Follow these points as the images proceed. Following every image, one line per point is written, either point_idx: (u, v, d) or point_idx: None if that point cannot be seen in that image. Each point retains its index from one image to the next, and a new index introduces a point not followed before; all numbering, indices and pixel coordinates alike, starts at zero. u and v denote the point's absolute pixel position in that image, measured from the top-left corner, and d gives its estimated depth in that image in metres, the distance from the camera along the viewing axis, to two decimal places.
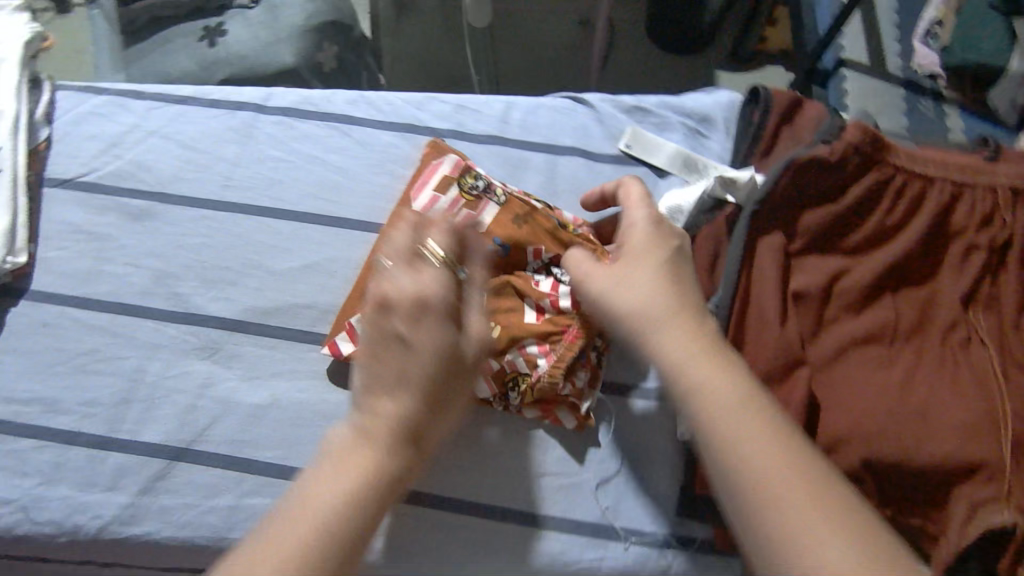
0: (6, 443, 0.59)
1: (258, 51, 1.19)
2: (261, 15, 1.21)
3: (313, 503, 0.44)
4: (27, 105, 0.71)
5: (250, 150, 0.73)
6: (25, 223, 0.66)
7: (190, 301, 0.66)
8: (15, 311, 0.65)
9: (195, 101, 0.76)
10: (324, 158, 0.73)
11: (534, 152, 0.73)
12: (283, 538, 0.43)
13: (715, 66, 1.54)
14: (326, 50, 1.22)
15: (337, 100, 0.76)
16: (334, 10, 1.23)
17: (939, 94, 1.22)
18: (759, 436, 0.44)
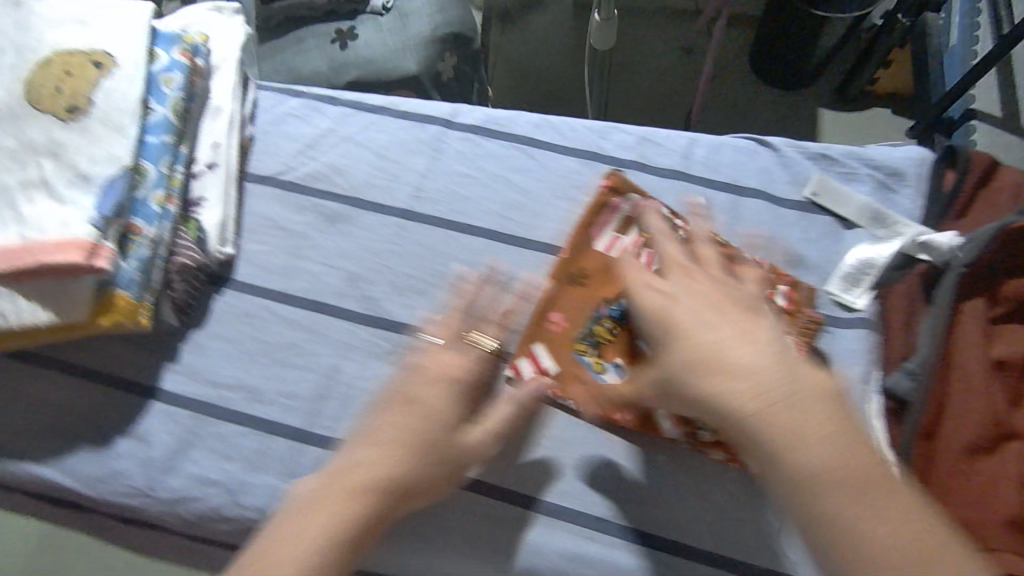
0: (213, 425, 0.63)
1: (382, 55, 1.22)
2: (392, 22, 1.24)
3: (347, 491, 0.52)
4: (240, 104, 0.75)
5: (438, 164, 0.75)
6: (234, 214, 0.71)
7: (380, 306, 0.68)
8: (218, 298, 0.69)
9: (387, 112, 0.78)
10: (508, 178, 0.74)
11: (717, 192, 0.73)
12: (299, 534, 0.49)
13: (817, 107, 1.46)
14: (446, 61, 1.25)
15: (523, 122, 0.77)
16: (457, 22, 1.26)
17: None
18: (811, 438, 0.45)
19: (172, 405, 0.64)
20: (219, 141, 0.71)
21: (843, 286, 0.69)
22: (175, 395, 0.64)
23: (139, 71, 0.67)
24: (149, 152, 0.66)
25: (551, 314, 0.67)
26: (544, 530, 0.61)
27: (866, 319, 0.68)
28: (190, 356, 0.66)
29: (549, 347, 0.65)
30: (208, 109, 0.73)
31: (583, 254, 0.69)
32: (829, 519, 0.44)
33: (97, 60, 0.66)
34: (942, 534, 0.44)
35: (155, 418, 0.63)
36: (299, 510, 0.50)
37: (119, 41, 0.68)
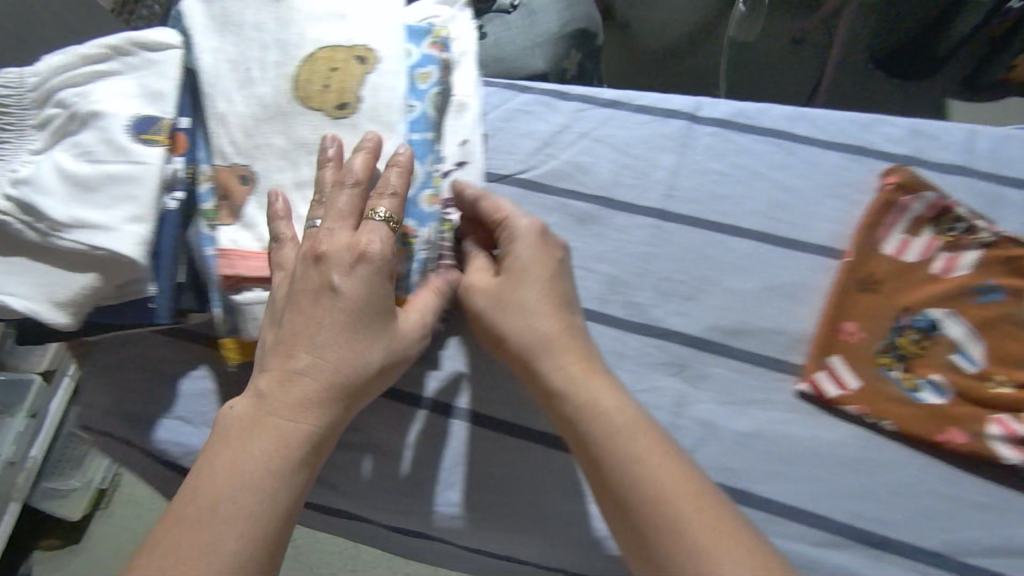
0: (493, 440, 0.64)
1: (514, 54, 1.18)
2: (521, 19, 1.19)
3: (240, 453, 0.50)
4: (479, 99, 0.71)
5: (689, 161, 0.70)
6: None
7: (649, 314, 0.64)
8: None
9: (624, 106, 0.73)
10: (769, 175, 0.68)
11: (1010, 188, 0.66)
12: (220, 502, 0.47)
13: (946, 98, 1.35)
14: (573, 57, 1.21)
15: (775, 114, 0.71)
16: (586, 18, 1.22)
17: None
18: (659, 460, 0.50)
19: (448, 418, 0.64)
20: (468, 139, 0.68)
21: None
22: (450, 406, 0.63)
23: (400, 65, 0.63)
24: (416, 151, 0.62)
25: (845, 325, 0.62)
26: (869, 563, 0.56)
27: None
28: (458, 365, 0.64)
29: (850, 361, 0.61)
30: (453, 105, 0.68)
31: (871, 260, 0.63)
32: (641, 515, 0.49)
33: (359, 55, 0.62)
34: (682, 512, 0.48)
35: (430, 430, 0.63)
36: (620, 486, 0.50)
37: (377, 32, 0.63)
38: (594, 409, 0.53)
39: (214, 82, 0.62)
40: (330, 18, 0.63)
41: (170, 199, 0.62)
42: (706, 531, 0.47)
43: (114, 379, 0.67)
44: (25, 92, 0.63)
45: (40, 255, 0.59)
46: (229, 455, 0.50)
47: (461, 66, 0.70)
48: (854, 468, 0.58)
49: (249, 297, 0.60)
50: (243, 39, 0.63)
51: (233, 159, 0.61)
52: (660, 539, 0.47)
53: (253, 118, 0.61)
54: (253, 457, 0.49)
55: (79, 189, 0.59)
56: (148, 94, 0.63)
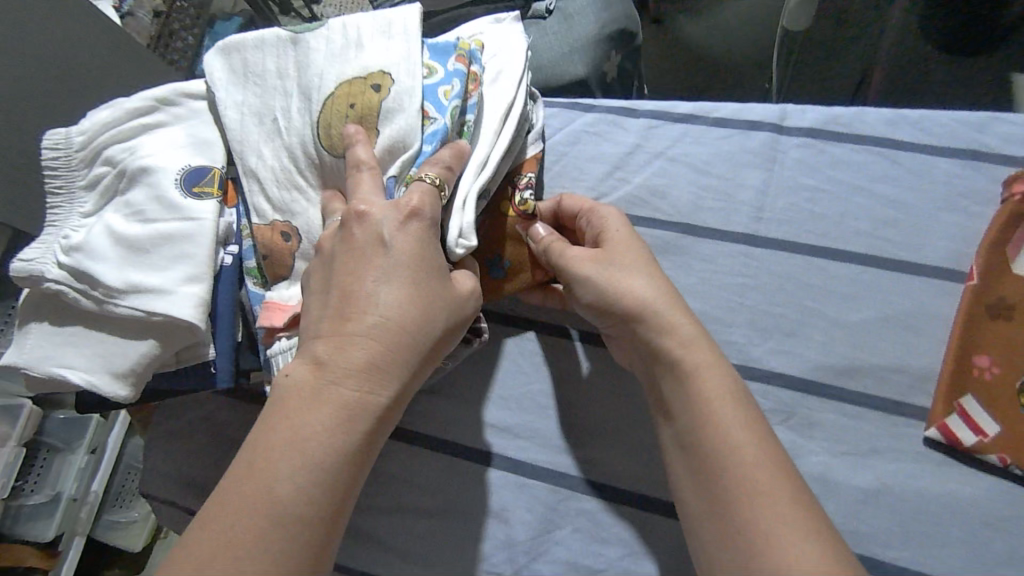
0: (576, 501, 0.57)
1: (552, 63, 1.12)
2: (557, 26, 1.15)
3: (324, 437, 0.43)
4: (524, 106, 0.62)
5: (778, 177, 0.64)
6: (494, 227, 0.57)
7: (747, 352, 0.57)
8: (538, 344, 0.62)
9: (700, 119, 0.67)
10: (871, 189, 0.62)
11: None
12: (276, 463, 0.42)
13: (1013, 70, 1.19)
14: (613, 59, 1.13)
15: (871, 119, 0.64)
16: (624, 18, 1.15)
17: None
18: (768, 475, 0.44)
19: (527, 478, 0.58)
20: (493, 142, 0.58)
21: None
22: (528, 463, 0.58)
23: (416, 82, 0.55)
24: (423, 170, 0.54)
25: (975, 360, 0.54)
26: None
27: None
28: (534, 418, 0.60)
29: (988, 401, 0.53)
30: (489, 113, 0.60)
31: (1002, 282, 0.55)
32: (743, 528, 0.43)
33: (375, 83, 0.56)
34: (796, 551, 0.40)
35: (508, 490, 0.58)
36: (722, 469, 0.45)
37: (394, 54, 0.56)
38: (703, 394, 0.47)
39: (243, 136, 0.58)
40: (349, 50, 0.57)
41: (225, 253, 0.59)
42: (784, 500, 0.42)
43: (177, 444, 0.64)
44: (72, 152, 0.60)
45: (96, 323, 0.56)
46: (268, 432, 0.43)
47: (496, 80, 0.62)
48: (1003, 526, 0.50)
49: (276, 348, 0.56)
50: (267, 89, 0.60)
51: (271, 216, 0.57)
52: (741, 521, 0.43)
53: (286, 170, 0.57)
54: (312, 434, 0.43)
55: (131, 251, 0.56)
56: (198, 145, 0.60)
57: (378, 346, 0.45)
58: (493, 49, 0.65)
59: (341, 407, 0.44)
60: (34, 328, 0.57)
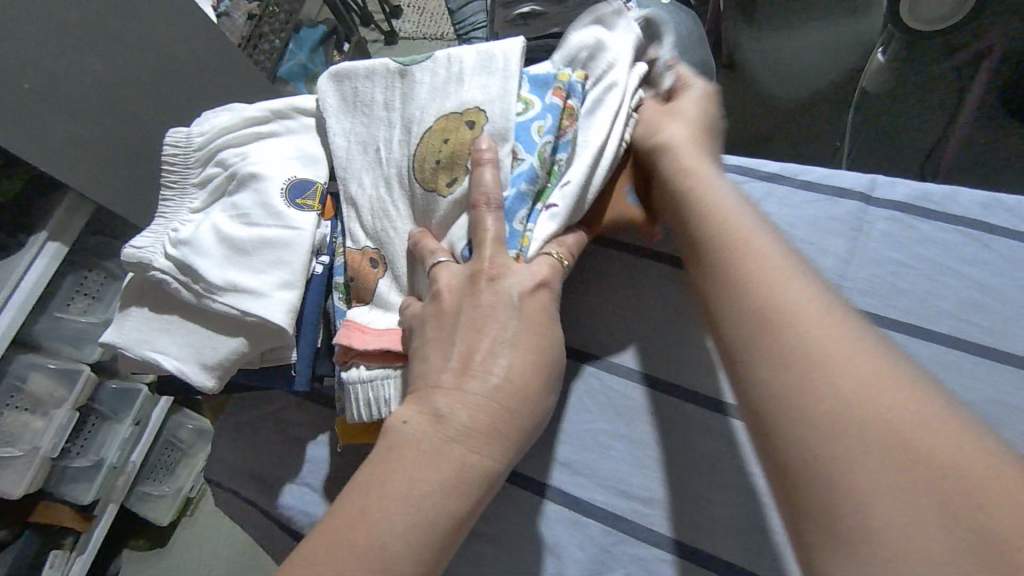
0: (631, 547, 0.57)
1: None
2: None
3: (436, 497, 0.44)
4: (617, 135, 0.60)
5: (864, 248, 0.63)
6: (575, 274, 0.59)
7: None
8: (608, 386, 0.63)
9: (787, 181, 0.68)
10: (960, 270, 0.61)
11: None
12: (387, 515, 0.43)
13: None
14: None
15: (964, 200, 0.64)
16: (703, 63, 1.16)
17: None
18: (845, 348, 0.38)
19: (585, 517, 0.59)
20: (572, 180, 0.57)
21: None
22: (585, 502, 0.59)
23: (508, 123, 0.56)
24: (509, 209, 0.55)
25: None
26: None
27: None
28: (594, 457, 0.60)
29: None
30: (578, 144, 0.59)
31: None
32: (810, 396, 0.37)
33: (470, 120, 0.57)
34: (885, 407, 0.35)
35: (564, 526, 0.59)
36: (807, 357, 0.38)
37: (490, 90, 0.57)
38: (746, 277, 0.44)
39: (347, 163, 0.61)
40: (451, 84, 0.59)
41: (316, 262, 0.62)
42: (855, 363, 0.37)
43: (246, 437, 0.66)
44: (190, 152, 0.65)
45: (192, 315, 0.59)
46: (382, 483, 0.44)
47: (594, 109, 0.60)
48: None
49: (354, 376, 0.56)
50: (373, 119, 0.62)
51: (364, 243, 0.61)
52: (803, 397, 0.37)
53: (381, 201, 0.60)
54: (424, 489, 0.44)
55: (233, 251, 0.59)
56: (304, 157, 0.64)
57: (501, 412, 0.47)
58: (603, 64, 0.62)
59: (455, 470, 0.45)
60: (134, 311, 0.61)
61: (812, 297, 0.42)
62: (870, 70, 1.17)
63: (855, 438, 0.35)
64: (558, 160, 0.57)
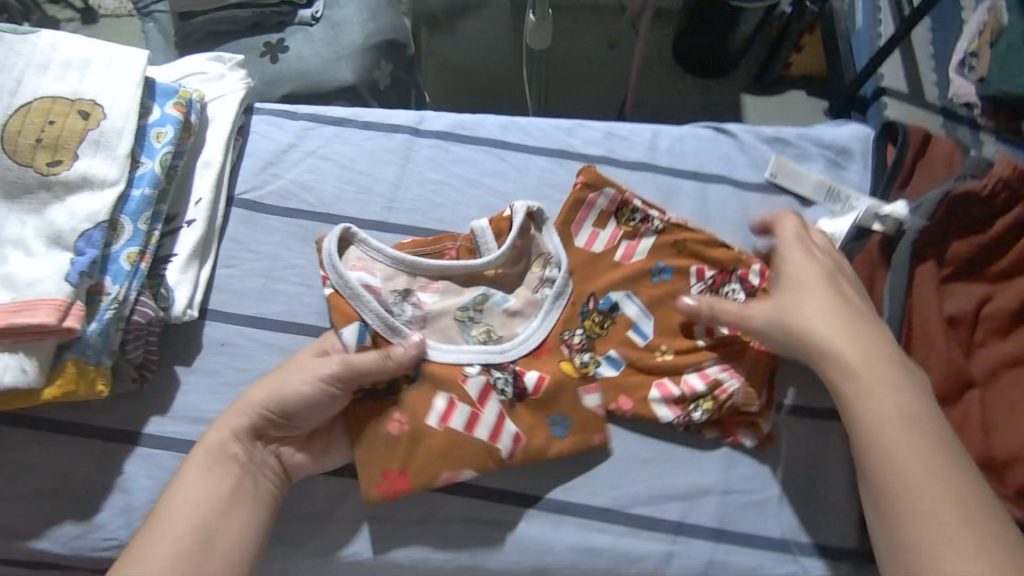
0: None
1: (319, 68, 1.11)
2: (324, 32, 1.13)
3: (187, 531, 0.52)
4: (230, 159, 0.71)
5: (410, 172, 0.74)
6: (206, 276, 0.65)
7: None
8: (192, 328, 0.64)
9: (351, 123, 0.77)
10: (482, 181, 0.74)
11: (685, 180, 0.76)
12: (165, 530, 0.52)
13: (738, 92, 1.50)
14: (383, 68, 1.14)
15: (490, 126, 0.78)
16: (392, 28, 1.14)
17: (975, 122, 1.26)
18: (918, 457, 0.52)
19: (152, 449, 0.59)
20: (202, 198, 0.67)
21: None
22: (158, 437, 0.60)
23: (127, 123, 0.61)
24: (128, 208, 0.60)
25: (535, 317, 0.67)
26: (551, 529, 0.60)
27: None
28: (168, 394, 0.62)
29: (544, 370, 0.64)
30: (197, 164, 0.68)
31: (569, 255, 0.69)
32: (906, 552, 0.51)
33: (83, 110, 0.61)
34: (948, 531, 0.49)
35: (136, 464, 0.59)
36: (927, 536, 0.50)
37: (110, 91, 0.62)
38: (878, 432, 0.54)
39: None
40: (71, 70, 0.62)
41: None
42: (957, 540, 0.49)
43: None
44: None
45: None
46: (151, 533, 0.52)
47: (209, 127, 0.70)
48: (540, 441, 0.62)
49: None
50: None
51: None
52: (914, 525, 0.51)
53: None
54: (189, 508, 0.53)
55: None
56: None
57: (232, 473, 0.55)
58: (212, 96, 0.72)
59: (223, 489, 0.55)
60: None
61: (897, 410, 0.54)
62: (528, 28, 1.31)
63: (911, 491, 0.51)
64: (177, 166, 0.66)
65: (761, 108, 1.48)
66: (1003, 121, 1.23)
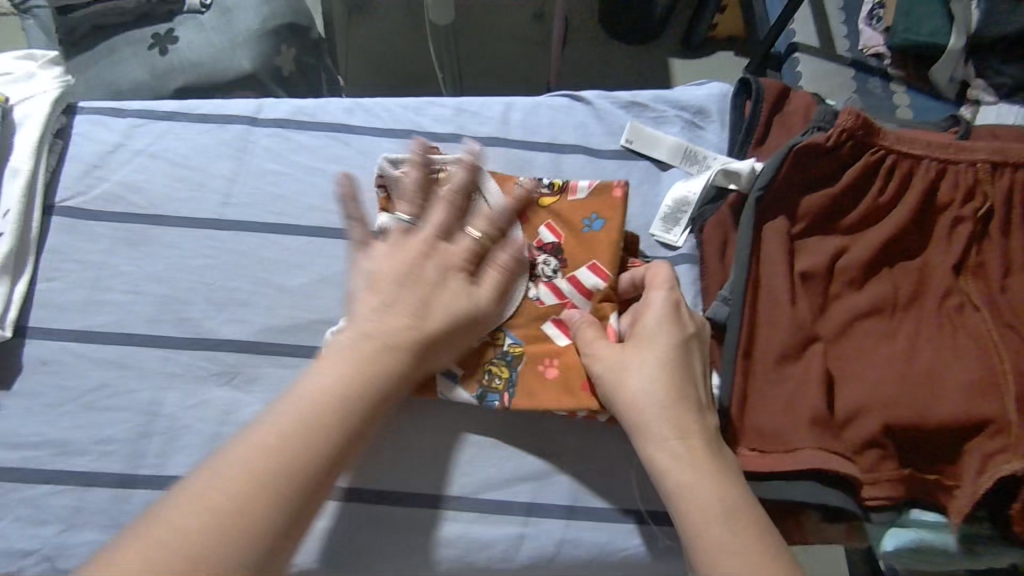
0: (20, 491, 0.56)
1: (213, 57, 1.03)
2: (214, 20, 1.05)
3: (240, 480, 0.44)
4: (46, 165, 0.67)
5: (248, 165, 0.70)
6: (22, 290, 0.62)
7: (200, 326, 0.63)
8: (11, 346, 0.61)
9: (183, 116, 0.72)
10: (326, 169, 0.71)
11: (539, 152, 0.73)
12: (204, 492, 0.43)
13: (668, 56, 1.47)
14: (285, 54, 1.08)
15: (333, 109, 0.74)
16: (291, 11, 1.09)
17: (885, 73, 1.20)
18: (689, 471, 0.49)
19: None
20: (10, 208, 0.63)
21: (664, 226, 0.70)
22: None
23: None
24: None
25: None
26: (398, 523, 0.58)
27: (688, 255, 0.70)
28: None
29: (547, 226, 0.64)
30: (5, 172, 0.64)
31: None
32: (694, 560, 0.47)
33: None
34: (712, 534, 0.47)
35: None
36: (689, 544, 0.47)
37: None
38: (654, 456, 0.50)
39: None
40: None
41: None
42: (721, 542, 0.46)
43: None
44: None
45: None
46: (207, 484, 0.43)
47: (17, 131, 0.66)
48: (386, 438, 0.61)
49: None
50: None
51: None
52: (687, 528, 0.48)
53: None
54: (260, 447, 0.45)
55: None
56: None
57: (294, 421, 0.47)
58: (20, 97, 0.68)
59: (285, 441, 0.46)
60: None
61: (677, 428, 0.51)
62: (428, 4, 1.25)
63: (690, 516, 0.48)
64: None
65: (690, 70, 1.45)
66: (913, 72, 1.19)
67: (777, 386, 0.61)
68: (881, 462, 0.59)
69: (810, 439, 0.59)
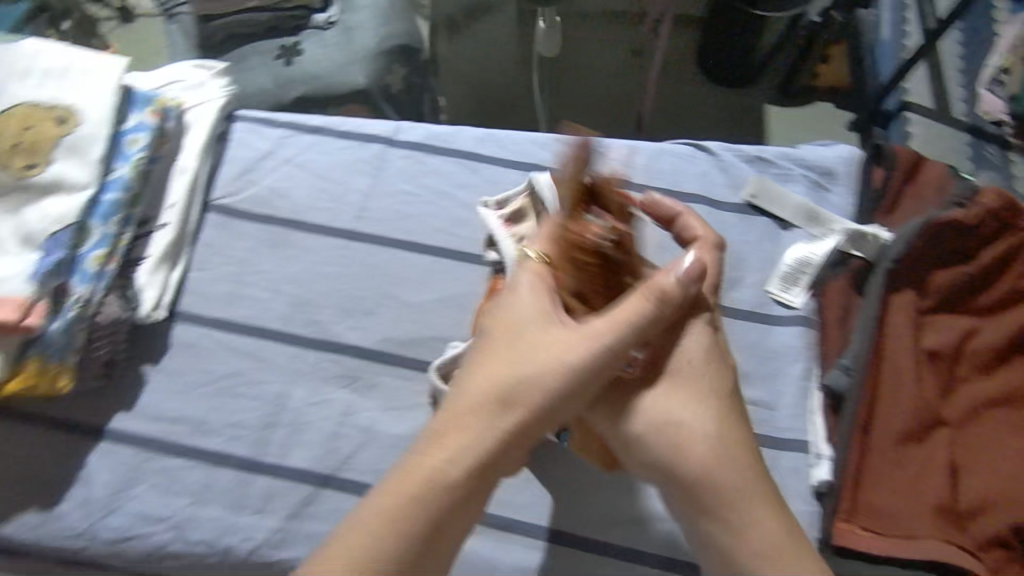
0: (159, 461, 0.61)
1: (332, 70, 1.10)
2: (337, 35, 1.13)
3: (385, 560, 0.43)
4: (207, 165, 0.73)
5: (383, 182, 0.75)
6: (178, 277, 0.68)
7: (328, 329, 0.66)
8: (163, 326, 0.67)
9: (328, 132, 0.77)
10: (454, 193, 0.74)
11: (659, 197, 0.74)
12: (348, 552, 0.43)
13: (763, 101, 1.45)
14: (395, 73, 1.12)
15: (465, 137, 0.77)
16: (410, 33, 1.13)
17: (1006, 142, 1.13)
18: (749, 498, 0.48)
19: (115, 444, 0.62)
20: (176, 202, 0.69)
21: (782, 286, 0.70)
22: (118, 432, 0.62)
23: (100, 131, 0.64)
24: (98, 210, 0.63)
25: None
26: (498, 547, 0.61)
27: (803, 317, 0.68)
28: (133, 392, 0.64)
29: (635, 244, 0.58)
30: (174, 169, 0.71)
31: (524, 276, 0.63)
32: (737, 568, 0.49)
33: (59, 117, 0.64)
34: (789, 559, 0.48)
35: (97, 458, 0.61)
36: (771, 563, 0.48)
37: (87, 97, 0.66)
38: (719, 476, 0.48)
39: None
40: (49, 78, 0.66)
41: None
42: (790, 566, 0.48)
43: None
44: None
45: None
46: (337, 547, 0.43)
47: (188, 133, 0.73)
48: None
49: None
50: None
51: None
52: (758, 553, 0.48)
53: None
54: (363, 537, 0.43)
55: None
56: None
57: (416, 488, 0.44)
58: (192, 102, 0.75)
59: (381, 528, 0.43)
60: None
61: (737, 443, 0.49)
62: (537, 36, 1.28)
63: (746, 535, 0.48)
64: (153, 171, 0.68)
65: (786, 122, 1.43)
66: None
67: (895, 467, 0.59)
68: (1008, 563, 0.56)
69: (930, 529, 0.56)
